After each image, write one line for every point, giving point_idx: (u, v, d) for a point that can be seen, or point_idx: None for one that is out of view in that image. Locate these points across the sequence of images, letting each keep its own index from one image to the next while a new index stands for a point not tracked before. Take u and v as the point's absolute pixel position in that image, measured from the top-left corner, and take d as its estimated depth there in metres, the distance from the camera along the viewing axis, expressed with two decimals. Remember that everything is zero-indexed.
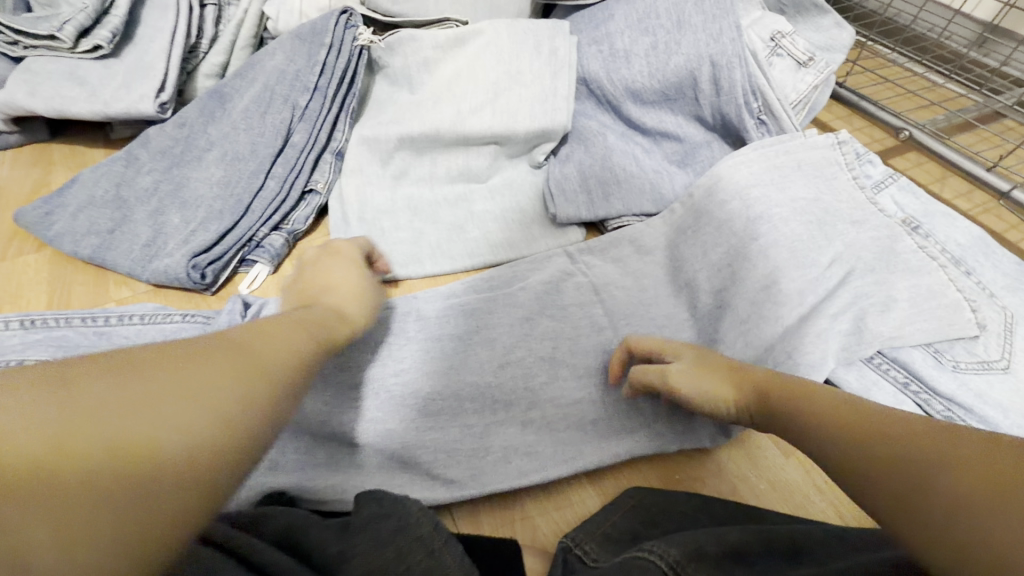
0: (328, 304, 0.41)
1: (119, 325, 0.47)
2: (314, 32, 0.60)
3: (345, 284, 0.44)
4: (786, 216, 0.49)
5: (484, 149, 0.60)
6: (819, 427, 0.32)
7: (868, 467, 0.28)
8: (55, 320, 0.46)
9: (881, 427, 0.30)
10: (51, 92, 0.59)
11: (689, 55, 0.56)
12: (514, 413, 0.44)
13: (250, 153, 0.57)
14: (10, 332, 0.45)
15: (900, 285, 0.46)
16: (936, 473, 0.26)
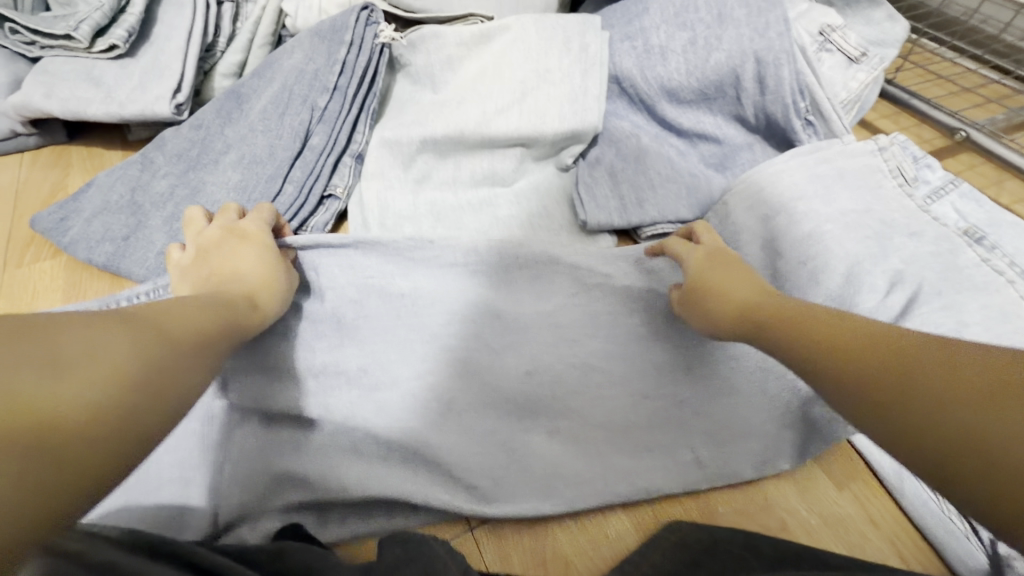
0: (240, 280, 0.39)
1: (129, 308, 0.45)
2: (334, 29, 0.58)
3: (249, 249, 0.41)
4: (839, 234, 0.46)
5: (510, 151, 0.57)
6: (819, 347, 0.33)
7: (867, 381, 0.30)
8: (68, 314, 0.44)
9: (885, 344, 0.31)
10: (66, 93, 0.57)
11: (732, 51, 0.52)
12: (540, 420, 0.42)
13: (268, 156, 0.55)
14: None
15: (970, 308, 0.42)
16: (937, 388, 0.27)
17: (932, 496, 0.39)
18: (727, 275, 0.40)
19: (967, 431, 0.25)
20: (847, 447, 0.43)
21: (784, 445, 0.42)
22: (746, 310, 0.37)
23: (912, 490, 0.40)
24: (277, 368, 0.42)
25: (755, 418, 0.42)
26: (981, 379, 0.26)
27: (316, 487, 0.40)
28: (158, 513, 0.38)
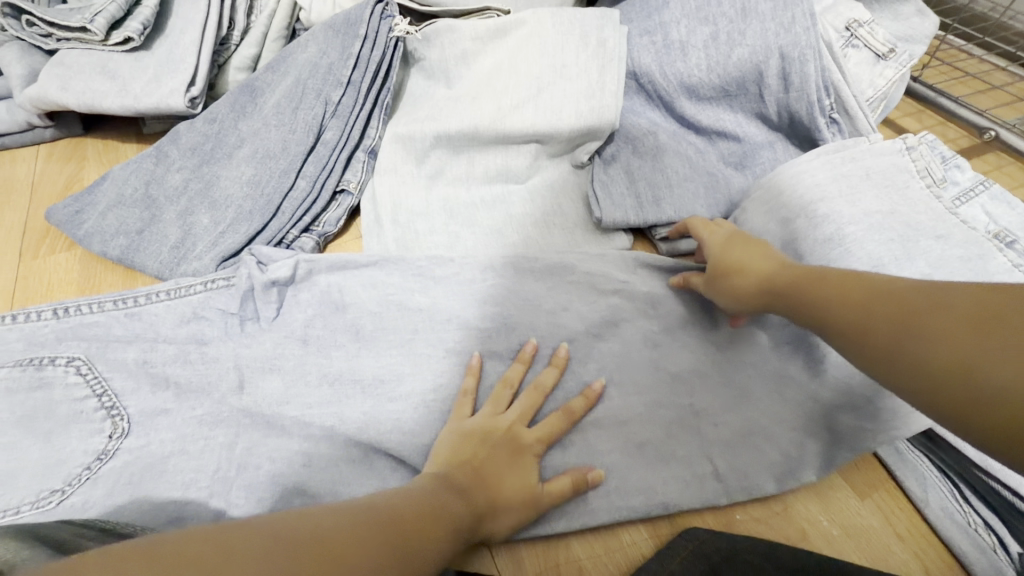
0: (483, 498, 0.36)
1: (147, 304, 0.44)
2: (349, 23, 0.57)
3: (525, 478, 0.38)
4: (862, 236, 0.45)
5: (525, 148, 0.56)
6: (816, 304, 0.35)
7: (856, 324, 0.32)
8: (87, 307, 0.43)
9: (874, 289, 0.32)
10: (82, 86, 0.57)
11: (755, 47, 0.51)
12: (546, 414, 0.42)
13: (281, 150, 0.55)
14: (42, 322, 0.42)
15: None
16: (919, 319, 0.29)
17: (960, 509, 0.39)
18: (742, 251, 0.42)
19: (947, 357, 0.27)
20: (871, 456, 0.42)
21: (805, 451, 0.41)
22: (762, 283, 0.39)
23: (939, 502, 0.39)
24: (294, 382, 0.42)
25: (774, 425, 0.41)
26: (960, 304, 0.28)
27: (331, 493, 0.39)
28: (160, 509, 0.36)
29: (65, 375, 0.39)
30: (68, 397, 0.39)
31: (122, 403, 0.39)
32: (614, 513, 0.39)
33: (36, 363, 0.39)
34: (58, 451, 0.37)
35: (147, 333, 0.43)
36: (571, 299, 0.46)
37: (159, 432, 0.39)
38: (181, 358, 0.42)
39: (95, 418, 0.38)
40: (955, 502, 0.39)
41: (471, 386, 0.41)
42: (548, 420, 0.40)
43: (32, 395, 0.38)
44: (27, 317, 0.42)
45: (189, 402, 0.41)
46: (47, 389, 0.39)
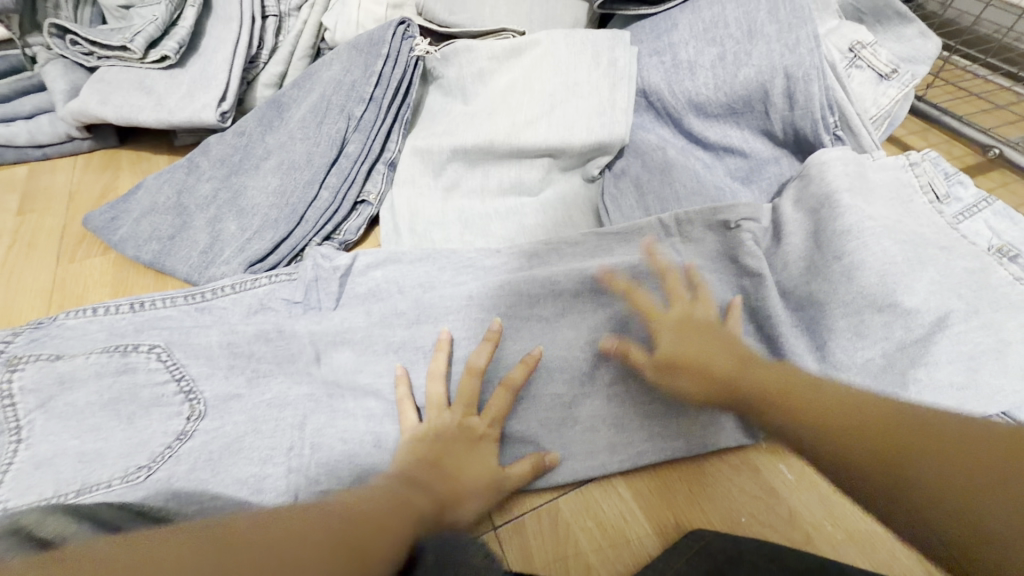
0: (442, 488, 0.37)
1: (215, 298, 0.48)
2: (372, 43, 0.60)
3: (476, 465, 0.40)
4: (880, 232, 0.44)
5: (537, 162, 0.59)
6: (818, 428, 0.36)
7: (881, 460, 0.34)
8: (161, 301, 0.47)
9: (871, 422, 0.35)
10: (121, 101, 0.61)
11: (761, 66, 0.53)
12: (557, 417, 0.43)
13: (305, 162, 0.58)
14: (120, 315, 0.46)
15: (1009, 327, 0.40)
16: (944, 460, 0.32)
17: None
18: (709, 343, 0.42)
19: (959, 508, 0.31)
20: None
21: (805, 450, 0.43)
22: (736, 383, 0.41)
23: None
24: (363, 351, 0.46)
25: None
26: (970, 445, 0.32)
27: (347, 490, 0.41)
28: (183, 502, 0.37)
29: (147, 360, 0.42)
30: (150, 381, 0.42)
31: (198, 388, 0.42)
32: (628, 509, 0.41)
33: (122, 350, 0.43)
34: (140, 432, 0.40)
35: (177, 333, 0.45)
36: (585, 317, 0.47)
37: (233, 415, 0.42)
38: (208, 360, 0.44)
39: (174, 401, 0.41)
40: None
41: (405, 392, 0.44)
42: (494, 400, 0.43)
43: (119, 378, 0.41)
44: (109, 309, 0.46)
45: (263, 382, 0.44)
46: (131, 374, 0.42)
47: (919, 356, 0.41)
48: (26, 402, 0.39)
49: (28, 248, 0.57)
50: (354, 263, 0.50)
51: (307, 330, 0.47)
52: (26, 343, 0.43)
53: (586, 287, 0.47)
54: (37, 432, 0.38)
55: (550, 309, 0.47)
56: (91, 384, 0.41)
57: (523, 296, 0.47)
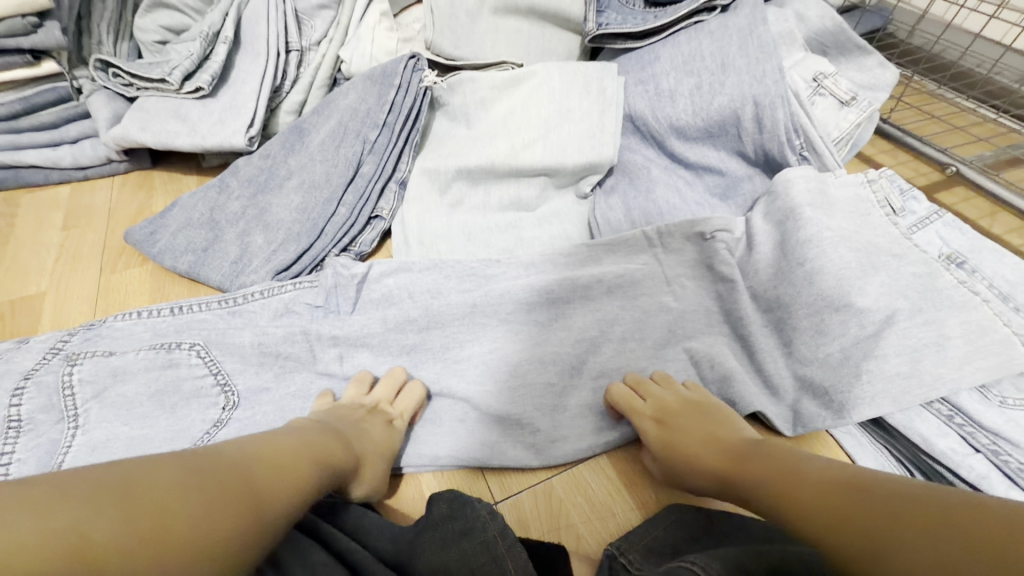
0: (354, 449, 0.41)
1: (246, 303, 0.53)
2: (385, 75, 0.67)
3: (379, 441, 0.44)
4: (837, 241, 0.49)
5: (535, 180, 0.65)
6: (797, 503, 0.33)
7: (831, 532, 0.30)
8: (197, 306, 0.52)
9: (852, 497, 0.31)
10: (159, 127, 0.67)
11: (733, 95, 0.59)
12: (553, 408, 0.48)
13: (325, 182, 0.64)
14: (161, 318, 0.51)
15: (951, 323, 0.45)
16: (898, 532, 0.28)
17: None
18: (684, 429, 0.44)
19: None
20: (838, 448, 0.47)
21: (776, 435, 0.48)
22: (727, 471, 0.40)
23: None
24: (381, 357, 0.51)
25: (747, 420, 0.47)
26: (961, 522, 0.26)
27: None
28: None
29: (189, 357, 0.48)
30: (190, 375, 0.47)
31: (232, 380, 0.48)
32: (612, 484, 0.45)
33: (166, 348, 0.48)
34: (181, 420, 0.45)
35: (209, 335, 0.50)
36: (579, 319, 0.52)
37: (261, 405, 0.47)
38: (241, 357, 0.49)
39: (212, 392, 0.47)
40: None
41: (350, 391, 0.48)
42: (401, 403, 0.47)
43: (165, 373, 0.47)
44: (150, 313, 0.51)
45: (291, 375, 0.50)
46: (175, 368, 0.47)
47: (873, 353, 0.45)
48: (83, 392, 0.44)
49: (73, 260, 0.63)
50: (369, 271, 0.55)
51: (330, 334, 0.51)
52: (81, 342, 0.48)
53: (577, 294, 0.53)
54: (92, 418, 0.43)
55: (545, 313, 0.52)
56: (140, 377, 0.46)
57: (521, 303, 0.52)
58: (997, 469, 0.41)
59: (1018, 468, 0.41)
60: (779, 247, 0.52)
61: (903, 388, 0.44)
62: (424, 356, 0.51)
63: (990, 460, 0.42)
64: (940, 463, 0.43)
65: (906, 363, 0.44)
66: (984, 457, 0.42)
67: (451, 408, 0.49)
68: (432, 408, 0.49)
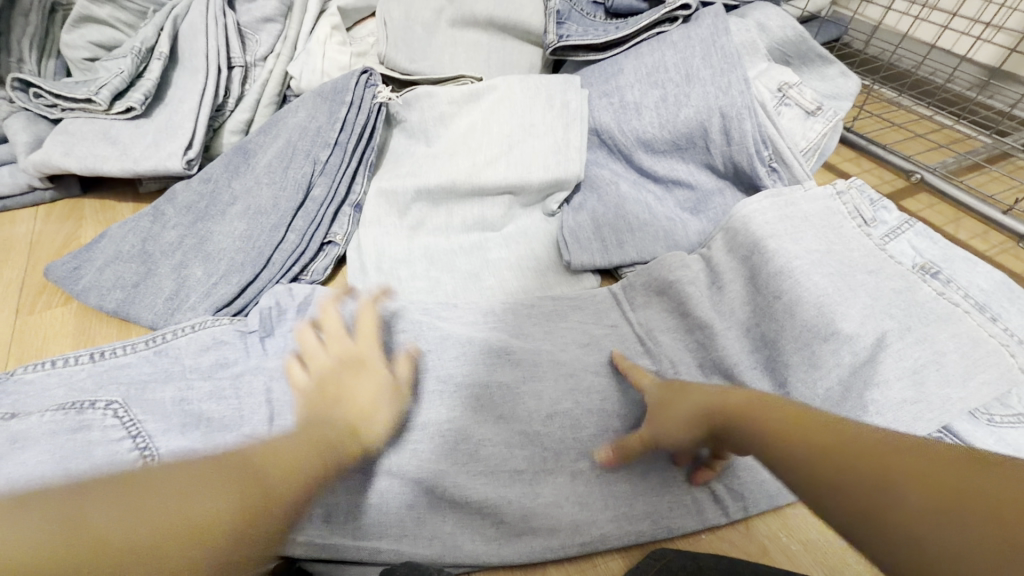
0: (339, 421, 0.41)
1: (174, 339, 0.49)
2: (336, 91, 0.63)
3: (370, 386, 0.44)
4: (808, 269, 0.48)
5: (498, 199, 0.61)
6: (815, 454, 0.35)
7: (841, 492, 0.33)
8: (122, 349, 0.47)
9: (854, 445, 0.34)
10: (85, 152, 0.61)
11: (699, 107, 0.57)
12: (526, 448, 0.44)
13: (272, 207, 0.59)
14: (80, 366, 0.46)
15: (944, 338, 0.43)
16: (908, 490, 0.31)
17: None
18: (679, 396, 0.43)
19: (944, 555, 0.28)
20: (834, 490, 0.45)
21: None
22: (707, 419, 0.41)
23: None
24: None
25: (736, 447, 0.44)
26: (972, 485, 0.30)
27: (331, 509, 0.40)
28: None
29: (103, 417, 0.41)
30: (104, 438, 0.39)
31: (154, 444, 0.40)
32: (593, 528, 0.41)
33: (77, 408, 0.41)
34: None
35: (135, 388, 0.45)
36: (549, 351, 0.50)
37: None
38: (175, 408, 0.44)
39: (129, 457, 0.39)
40: None
41: (300, 378, 0.45)
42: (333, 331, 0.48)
43: (69, 438, 0.39)
44: (67, 361, 0.46)
45: (219, 436, 0.43)
46: (85, 431, 0.39)
47: (870, 377, 0.43)
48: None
49: None
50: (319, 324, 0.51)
51: (266, 394, 0.46)
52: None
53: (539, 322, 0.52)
54: None
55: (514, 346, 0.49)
56: (42, 444, 0.38)
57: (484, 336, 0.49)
58: None
59: None
60: (750, 284, 0.50)
61: (914, 414, 0.41)
62: None
63: None
64: None
65: (910, 387, 0.42)
66: None
67: None
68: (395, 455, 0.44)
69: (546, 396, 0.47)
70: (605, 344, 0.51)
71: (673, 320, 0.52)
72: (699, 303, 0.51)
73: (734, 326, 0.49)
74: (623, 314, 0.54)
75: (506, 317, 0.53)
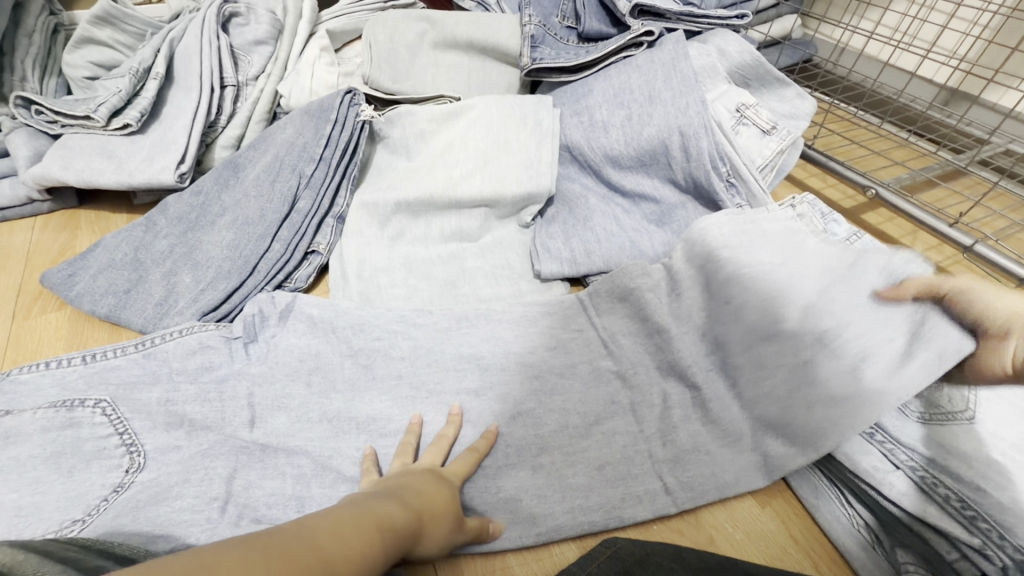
0: (407, 512, 0.36)
1: (162, 343, 0.51)
2: (322, 109, 0.67)
3: (443, 495, 0.41)
4: (757, 276, 0.51)
5: (475, 211, 0.65)
6: None
7: None
8: (113, 351, 0.50)
9: None
10: (82, 165, 0.65)
11: (661, 126, 0.61)
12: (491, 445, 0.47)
13: (259, 218, 0.62)
14: (71, 367, 0.49)
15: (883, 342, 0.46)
16: None
17: (845, 512, 0.45)
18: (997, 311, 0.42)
19: None
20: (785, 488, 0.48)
21: (715, 456, 0.47)
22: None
23: (834, 524, 0.45)
24: (299, 418, 0.48)
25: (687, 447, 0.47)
26: None
27: (303, 498, 0.43)
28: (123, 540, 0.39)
29: (92, 415, 0.45)
30: (93, 436, 0.43)
31: (140, 441, 0.44)
32: (549, 517, 0.44)
33: (69, 406, 0.45)
34: (78, 485, 0.41)
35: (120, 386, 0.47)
36: (516, 354, 0.53)
37: (168, 466, 0.43)
38: (160, 405, 0.47)
39: (115, 453, 0.43)
40: (841, 506, 0.45)
41: (369, 466, 0.45)
42: (432, 448, 0.46)
43: (63, 433, 0.43)
44: (60, 363, 0.49)
45: (201, 434, 0.46)
46: (76, 428, 0.44)
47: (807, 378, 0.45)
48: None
49: None
50: (299, 327, 0.54)
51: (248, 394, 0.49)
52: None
53: (508, 328, 0.55)
54: None
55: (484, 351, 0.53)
56: (34, 440, 0.42)
57: None
58: (915, 485, 0.41)
59: (933, 482, 0.41)
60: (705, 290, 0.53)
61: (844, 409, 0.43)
62: (362, 399, 0.50)
63: (909, 476, 0.42)
64: (864, 482, 0.44)
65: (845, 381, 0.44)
66: (903, 473, 0.42)
67: (382, 447, 0.47)
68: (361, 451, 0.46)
69: (510, 396, 0.50)
70: (569, 347, 0.54)
71: (633, 326, 0.55)
72: (657, 308, 0.54)
73: (689, 331, 0.53)
74: (587, 318, 0.57)
75: (477, 320, 0.56)
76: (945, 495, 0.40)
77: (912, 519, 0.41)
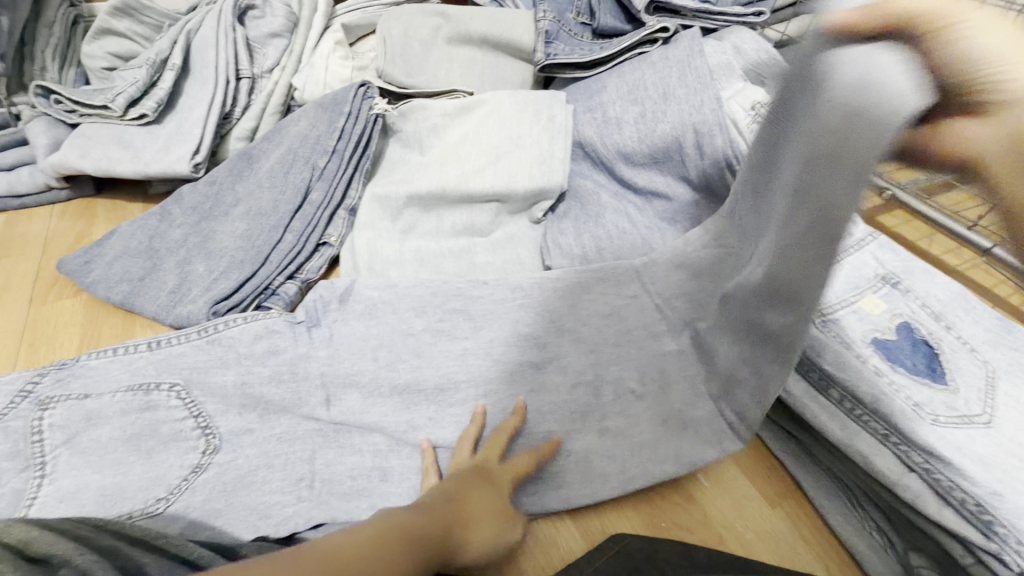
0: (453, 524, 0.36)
1: (226, 329, 0.51)
2: (336, 102, 0.67)
3: (489, 502, 0.40)
4: None
5: (486, 206, 0.65)
6: None
7: None
8: (176, 338, 0.50)
9: None
10: (100, 154, 0.66)
11: (675, 123, 0.61)
12: None
13: (271, 209, 0.63)
14: (138, 354, 0.49)
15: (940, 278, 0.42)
16: None
17: (855, 514, 0.45)
18: None
19: None
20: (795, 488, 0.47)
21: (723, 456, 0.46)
22: None
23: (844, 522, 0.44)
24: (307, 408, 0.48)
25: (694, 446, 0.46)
26: None
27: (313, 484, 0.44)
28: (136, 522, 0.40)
29: (167, 399, 0.46)
30: (169, 418, 0.45)
31: (214, 424, 0.45)
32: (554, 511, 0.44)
33: (145, 390, 0.46)
34: (157, 466, 0.42)
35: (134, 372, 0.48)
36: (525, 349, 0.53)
37: (245, 448, 0.45)
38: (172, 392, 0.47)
39: (191, 435, 0.44)
40: (850, 508, 0.45)
41: (429, 463, 0.45)
42: (493, 441, 0.45)
43: (140, 417, 0.44)
44: (127, 349, 0.49)
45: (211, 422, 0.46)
46: (152, 411, 0.45)
47: None
48: (52, 438, 0.42)
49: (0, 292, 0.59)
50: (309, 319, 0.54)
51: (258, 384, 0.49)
52: (52, 384, 0.46)
53: None
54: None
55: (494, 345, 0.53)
56: (115, 421, 0.44)
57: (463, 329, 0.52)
58: (931, 488, 0.40)
59: (949, 486, 0.39)
60: None
61: None
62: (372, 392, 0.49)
63: (923, 479, 0.41)
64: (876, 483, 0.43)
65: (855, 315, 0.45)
66: (918, 476, 0.41)
67: (390, 439, 0.47)
68: (370, 442, 0.46)
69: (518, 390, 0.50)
70: None
71: None
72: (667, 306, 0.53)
73: None
74: None
75: None
76: (962, 500, 0.39)
77: (924, 521, 0.40)
